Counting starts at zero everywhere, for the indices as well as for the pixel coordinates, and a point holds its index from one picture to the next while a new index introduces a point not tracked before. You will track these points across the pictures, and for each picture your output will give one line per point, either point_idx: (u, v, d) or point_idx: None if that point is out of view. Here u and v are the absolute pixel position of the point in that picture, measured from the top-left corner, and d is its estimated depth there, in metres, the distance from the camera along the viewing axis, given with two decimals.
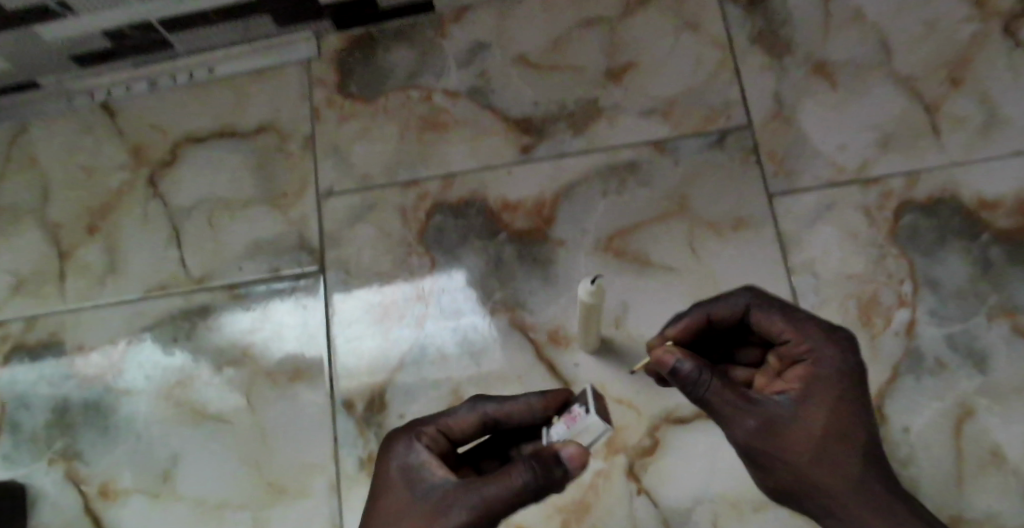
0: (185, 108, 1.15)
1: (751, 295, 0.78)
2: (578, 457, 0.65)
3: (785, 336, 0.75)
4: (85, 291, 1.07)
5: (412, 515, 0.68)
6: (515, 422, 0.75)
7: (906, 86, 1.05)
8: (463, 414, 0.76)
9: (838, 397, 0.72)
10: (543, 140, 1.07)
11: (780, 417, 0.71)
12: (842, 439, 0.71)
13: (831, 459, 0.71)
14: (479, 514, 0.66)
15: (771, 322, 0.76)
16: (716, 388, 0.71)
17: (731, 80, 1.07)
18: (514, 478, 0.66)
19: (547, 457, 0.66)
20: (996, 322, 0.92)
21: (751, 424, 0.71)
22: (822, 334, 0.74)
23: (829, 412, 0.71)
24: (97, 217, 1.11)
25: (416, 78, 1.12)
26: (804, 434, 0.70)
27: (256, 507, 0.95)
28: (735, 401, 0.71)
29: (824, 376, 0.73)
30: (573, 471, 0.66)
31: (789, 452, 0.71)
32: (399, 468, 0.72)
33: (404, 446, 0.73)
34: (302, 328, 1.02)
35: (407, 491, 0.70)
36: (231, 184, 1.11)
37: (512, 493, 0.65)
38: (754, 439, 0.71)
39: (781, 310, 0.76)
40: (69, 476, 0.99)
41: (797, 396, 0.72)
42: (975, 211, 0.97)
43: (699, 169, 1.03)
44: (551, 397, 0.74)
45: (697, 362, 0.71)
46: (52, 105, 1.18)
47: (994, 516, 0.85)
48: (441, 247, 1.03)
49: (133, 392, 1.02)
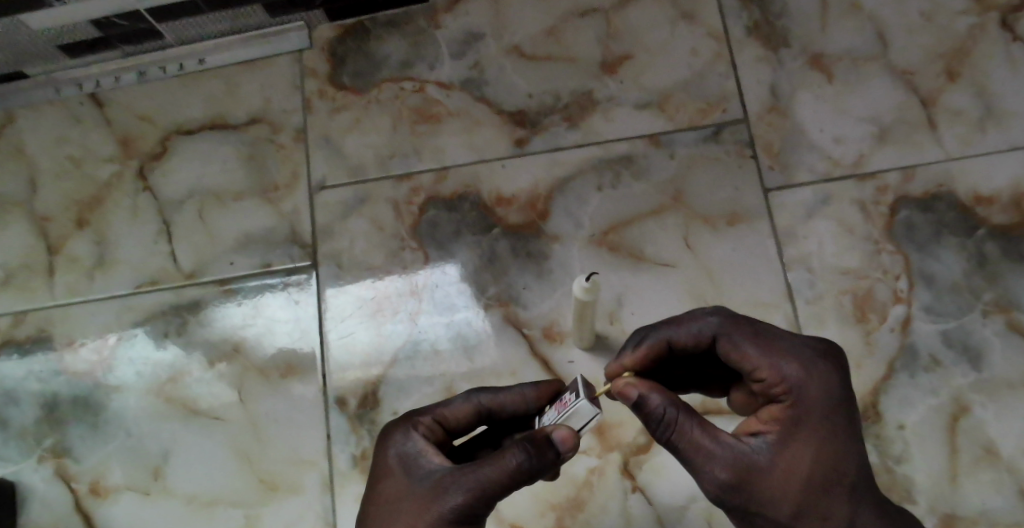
0: (175, 99, 1.14)
1: (717, 320, 0.71)
2: (570, 439, 0.65)
3: (759, 368, 0.68)
4: (74, 286, 1.06)
5: (410, 501, 0.67)
6: (509, 412, 0.75)
7: (903, 79, 1.04)
8: (458, 405, 0.75)
9: (819, 434, 0.66)
10: (537, 132, 1.06)
11: (756, 461, 0.65)
12: (826, 480, 0.65)
13: (816, 505, 0.65)
14: (474, 496, 0.65)
15: (743, 352, 0.69)
16: (684, 430, 0.66)
17: (727, 72, 1.06)
18: (507, 458, 0.65)
19: (540, 438, 0.65)
20: (991, 318, 0.92)
21: (724, 470, 0.65)
22: (798, 364, 0.68)
23: (811, 451, 0.65)
24: (85, 210, 1.10)
25: (409, 69, 1.11)
26: (783, 478, 0.65)
27: (249, 504, 0.94)
28: (705, 445, 0.65)
29: (802, 412, 0.66)
30: (567, 454, 0.66)
31: (769, 500, 0.65)
32: (397, 457, 0.72)
33: (401, 436, 0.73)
34: (295, 323, 1.01)
35: (404, 478, 0.69)
36: (221, 177, 1.09)
37: (506, 475, 0.64)
38: (729, 487, 0.65)
39: (752, 337, 0.69)
40: (59, 473, 0.98)
41: (775, 438, 0.66)
42: (972, 206, 0.97)
43: (695, 163, 1.02)
44: (544, 389, 0.75)
45: (666, 402, 0.66)
46: (38, 95, 1.16)
47: (987, 511, 0.85)
48: (435, 241, 1.02)
49: (123, 387, 1.01)
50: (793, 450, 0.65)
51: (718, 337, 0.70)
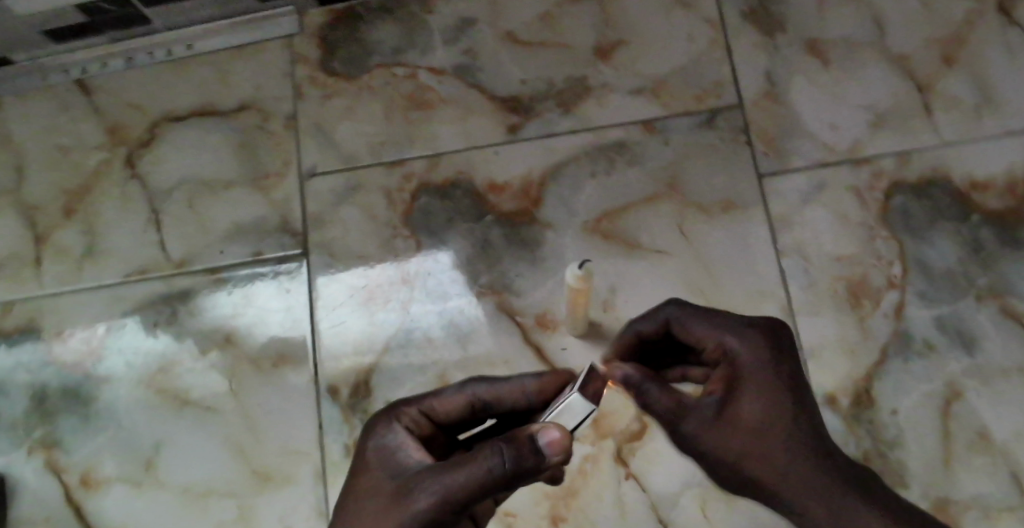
0: (163, 86, 1.12)
1: (673, 304, 0.74)
2: (558, 442, 0.62)
3: (708, 338, 0.71)
4: (63, 275, 1.05)
5: (382, 498, 0.66)
6: (506, 405, 0.73)
7: (899, 64, 1.03)
8: (450, 396, 0.73)
9: (769, 384, 0.67)
10: (530, 119, 1.05)
11: (716, 417, 0.66)
12: (780, 426, 0.67)
13: (773, 447, 0.66)
14: (445, 499, 0.62)
15: (696, 329, 0.72)
16: (655, 400, 0.67)
17: (722, 58, 1.05)
18: (482, 462, 0.61)
19: (523, 441, 0.62)
20: (985, 304, 0.92)
21: (690, 429, 0.66)
22: (740, 326, 0.71)
23: (766, 406, 0.67)
24: (74, 199, 1.09)
25: (400, 56, 1.09)
26: (741, 428, 0.66)
27: (241, 494, 0.94)
28: (671, 409, 0.66)
29: (751, 367, 0.68)
30: (553, 459, 0.62)
31: (731, 449, 0.66)
32: (376, 448, 0.70)
33: (384, 427, 0.71)
34: (287, 312, 1.00)
35: (381, 472, 0.68)
36: (211, 165, 1.08)
37: (480, 480, 0.61)
38: (696, 444, 0.66)
39: (702, 314, 0.72)
40: (50, 464, 0.97)
41: (731, 396, 0.67)
42: (967, 192, 0.96)
43: (689, 149, 1.01)
44: (545, 381, 0.73)
45: (636, 371, 0.67)
46: (25, 83, 1.14)
47: (980, 497, 0.85)
48: (428, 230, 1.01)
49: (114, 378, 1.00)
50: (749, 405, 0.67)
51: (673, 318, 0.73)
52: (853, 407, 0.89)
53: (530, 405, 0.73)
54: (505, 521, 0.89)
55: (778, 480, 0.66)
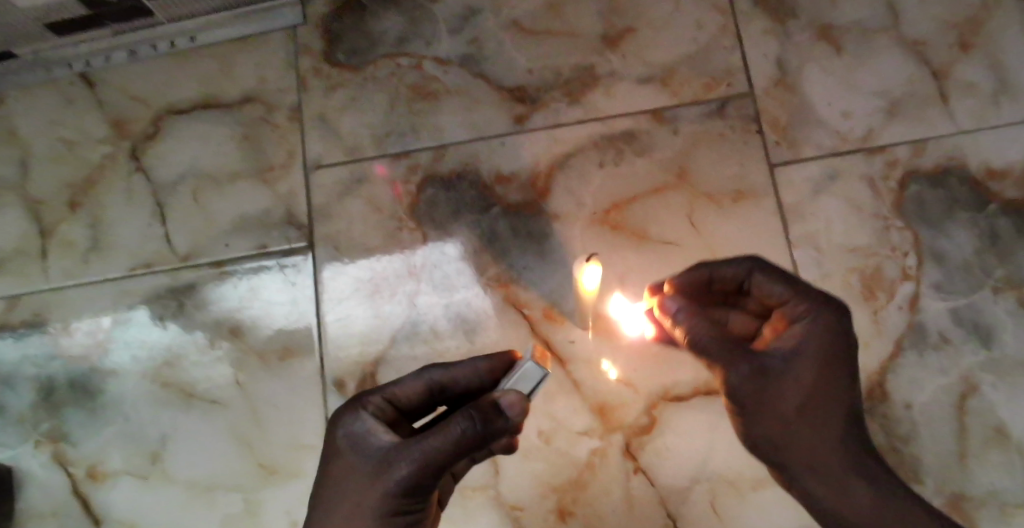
0: (167, 78, 1.11)
1: (756, 259, 0.75)
2: (518, 403, 0.66)
3: (789, 298, 0.73)
4: (69, 269, 1.05)
5: (359, 479, 0.67)
6: (461, 386, 0.74)
7: (914, 51, 1.01)
8: (408, 382, 0.73)
9: (830, 357, 0.70)
10: (537, 109, 1.03)
11: (773, 370, 0.69)
12: (829, 401, 0.70)
13: (819, 418, 0.70)
14: (422, 467, 0.65)
15: (774, 286, 0.74)
16: (710, 335, 0.71)
17: (732, 45, 1.03)
18: (453, 427, 0.65)
19: (486, 405, 0.66)
20: (1002, 296, 0.90)
21: (743, 373, 0.69)
22: (823, 296, 0.72)
23: (816, 371, 0.69)
24: (78, 193, 1.08)
25: (405, 46, 1.08)
26: (794, 390, 0.69)
27: (248, 487, 0.94)
28: (726, 348, 0.70)
29: (819, 334, 0.70)
30: (515, 419, 0.67)
31: (777, 406, 0.69)
32: (343, 437, 0.69)
33: (350, 416, 0.70)
34: (292, 305, 0.99)
35: (352, 457, 0.68)
36: (216, 158, 1.07)
37: (454, 445, 0.65)
38: (745, 389, 0.69)
39: (784, 273, 0.74)
40: (57, 457, 0.97)
41: (788, 355, 0.69)
42: (984, 181, 0.94)
43: (699, 139, 1.00)
44: (497, 360, 0.73)
45: (688, 310, 0.73)
46: (29, 76, 1.14)
47: (995, 492, 0.84)
48: (434, 221, 1.00)
49: (120, 372, 1.00)
50: (802, 368, 0.69)
51: (754, 271, 0.75)
52: (866, 400, 0.88)
53: (485, 384, 0.74)
54: (513, 515, 0.88)
55: (809, 451, 0.70)
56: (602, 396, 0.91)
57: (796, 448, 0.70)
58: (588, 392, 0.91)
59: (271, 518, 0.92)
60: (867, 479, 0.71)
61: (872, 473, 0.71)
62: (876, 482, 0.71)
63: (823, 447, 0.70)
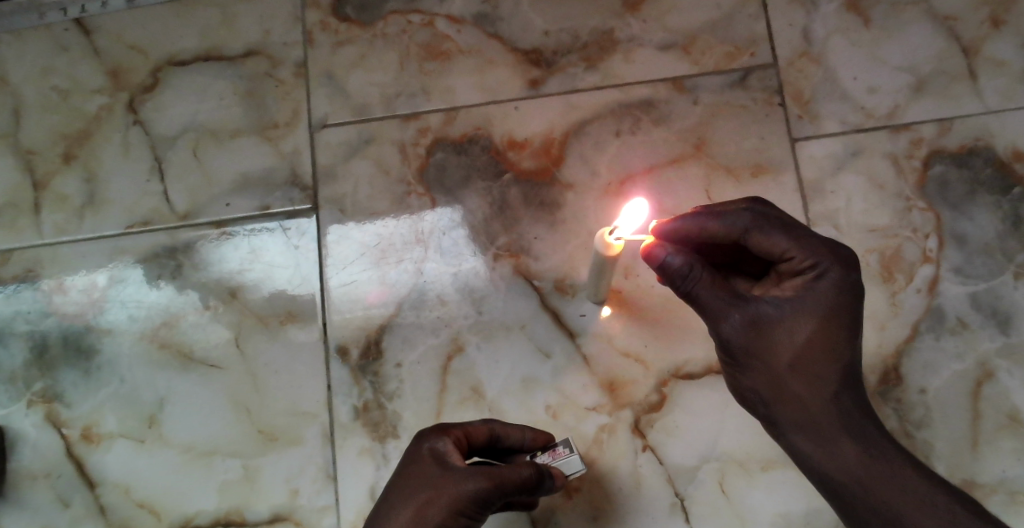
0: (167, 27, 1.06)
1: (751, 213, 0.74)
2: (559, 476, 0.74)
3: (788, 252, 0.73)
4: (63, 225, 1.01)
5: (432, 482, 0.71)
6: (508, 443, 0.79)
7: (945, 25, 0.97)
8: (476, 424, 0.79)
9: (830, 313, 0.72)
10: (553, 73, 0.99)
11: (767, 320, 0.73)
12: (825, 357, 0.73)
13: (813, 373, 0.73)
14: (492, 485, 0.69)
15: (772, 241, 0.73)
16: (706, 282, 0.72)
17: (758, 14, 0.99)
18: (522, 467, 0.71)
19: (544, 467, 0.73)
20: (1022, 281, 0.88)
21: (738, 321, 0.73)
22: (826, 249, 0.73)
23: (814, 326, 0.72)
24: (73, 144, 1.04)
25: (416, 2, 1.03)
26: (786, 341, 0.73)
27: (246, 453, 0.92)
28: (723, 296, 0.73)
29: (820, 289, 0.73)
30: (553, 488, 0.74)
31: (769, 356, 0.73)
32: (427, 450, 0.74)
33: (434, 435, 0.76)
34: (295, 269, 0.96)
35: (432, 466, 0.72)
36: (217, 113, 1.03)
37: (518, 483, 0.70)
38: (738, 337, 0.73)
39: (783, 226, 0.74)
40: (49, 418, 0.95)
41: (791, 309, 0.73)
42: (1009, 163, 0.92)
43: (720, 109, 0.96)
44: (541, 432, 0.82)
45: (681, 259, 0.72)
46: (22, 19, 1.09)
47: (1006, 480, 0.83)
48: (442, 187, 0.97)
49: (116, 332, 0.97)
50: (799, 322, 0.72)
51: (750, 228, 0.74)
52: (879, 383, 0.86)
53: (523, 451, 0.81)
54: None
55: (799, 404, 0.74)
56: (612, 372, 0.89)
57: (784, 399, 0.74)
58: (599, 368, 0.89)
59: (270, 486, 0.90)
60: (859, 440, 0.73)
61: (867, 434, 0.74)
62: (870, 445, 0.73)
63: (813, 402, 0.74)
